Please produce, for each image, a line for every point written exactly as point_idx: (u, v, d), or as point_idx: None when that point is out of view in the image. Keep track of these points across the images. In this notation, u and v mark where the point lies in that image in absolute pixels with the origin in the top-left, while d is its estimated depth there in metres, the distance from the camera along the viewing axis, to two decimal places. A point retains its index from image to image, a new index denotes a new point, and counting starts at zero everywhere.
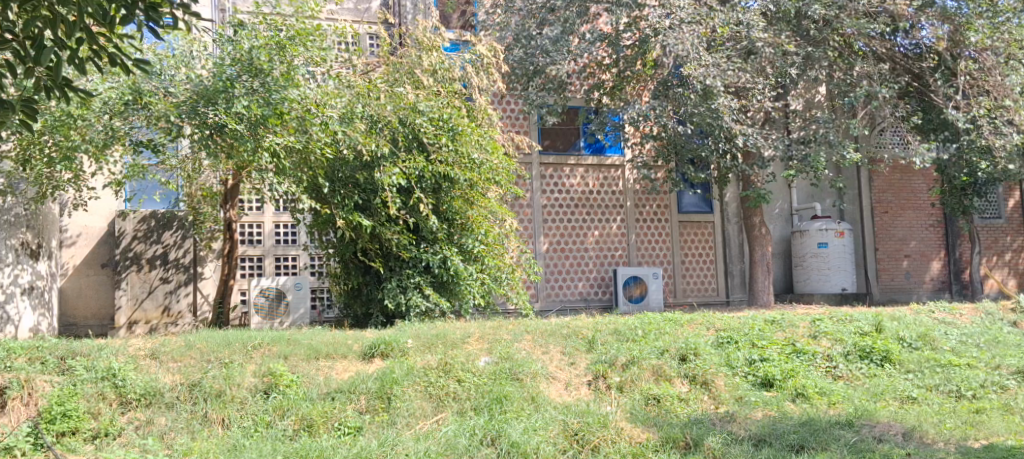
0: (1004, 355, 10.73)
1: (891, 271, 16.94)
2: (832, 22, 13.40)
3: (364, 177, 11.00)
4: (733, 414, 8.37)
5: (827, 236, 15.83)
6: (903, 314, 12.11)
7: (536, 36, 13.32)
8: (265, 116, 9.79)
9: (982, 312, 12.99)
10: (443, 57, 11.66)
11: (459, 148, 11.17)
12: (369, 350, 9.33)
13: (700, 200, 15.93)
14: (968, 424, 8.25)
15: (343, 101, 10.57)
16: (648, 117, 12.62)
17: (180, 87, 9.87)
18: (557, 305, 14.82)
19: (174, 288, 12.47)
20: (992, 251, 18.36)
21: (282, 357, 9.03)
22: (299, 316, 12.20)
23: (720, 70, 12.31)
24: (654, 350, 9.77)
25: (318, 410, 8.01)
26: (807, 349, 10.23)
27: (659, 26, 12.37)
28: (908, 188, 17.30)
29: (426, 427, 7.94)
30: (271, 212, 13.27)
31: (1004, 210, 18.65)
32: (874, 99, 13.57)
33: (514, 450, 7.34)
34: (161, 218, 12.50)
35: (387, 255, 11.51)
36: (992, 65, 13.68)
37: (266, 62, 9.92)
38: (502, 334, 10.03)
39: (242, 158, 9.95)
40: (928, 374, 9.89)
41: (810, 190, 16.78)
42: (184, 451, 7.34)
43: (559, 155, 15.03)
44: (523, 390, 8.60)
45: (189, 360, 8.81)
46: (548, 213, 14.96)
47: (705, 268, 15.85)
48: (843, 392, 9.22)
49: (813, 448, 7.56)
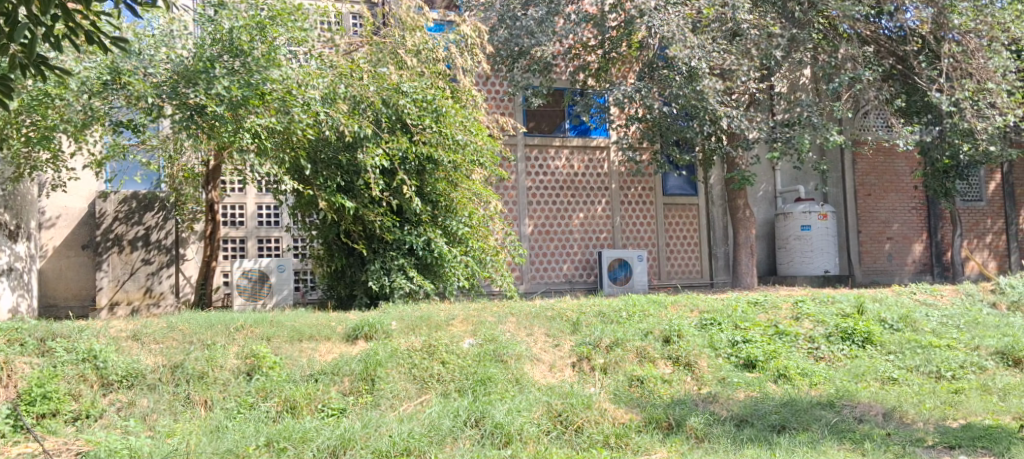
0: (984, 336, 10.82)
1: (874, 253, 17.03)
2: (817, 4, 13.40)
3: (347, 158, 10.96)
4: (715, 394, 8.45)
5: (810, 219, 15.88)
6: (884, 296, 12.24)
7: (521, 17, 13.20)
8: (246, 97, 9.70)
9: (963, 293, 13.13)
10: (427, 37, 11.58)
11: (443, 129, 11.09)
12: (353, 332, 9.33)
13: (684, 182, 15.96)
14: (947, 404, 8.31)
15: (325, 81, 10.45)
16: (633, 99, 12.61)
17: (160, 68, 9.79)
18: (543, 287, 14.83)
19: (156, 270, 12.37)
20: (973, 234, 18.49)
21: (265, 339, 9.05)
22: (282, 297, 12.18)
23: (705, 52, 12.36)
24: (638, 331, 9.83)
25: (301, 391, 7.96)
26: (789, 331, 10.33)
27: (645, 7, 12.27)
28: (890, 171, 17.39)
29: (411, 408, 7.94)
30: (253, 193, 13.20)
31: (985, 192, 18.78)
32: (858, 82, 13.59)
33: (498, 431, 7.35)
34: (142, 199, 12.42)
35: (371, 237, 11.49)
36: (975, 48, 13.59)
37: (247, 43, 9.80)
38: (487, 316, 10.07)
39: (222, 139, 9.83)
40: (909, 355, 9.96)
41: (794, 173, 16.80)
42: (167, 433, 7.30)
43: (544, 137, 14.99)
44: (507, 372, 8.61)
45: (171, 342, 8.77)
46: (533, 195, 14.95)
47: (690, 251, 15.90)
48: (824, 373, 9.28)
49: (794, 428, 7.59)
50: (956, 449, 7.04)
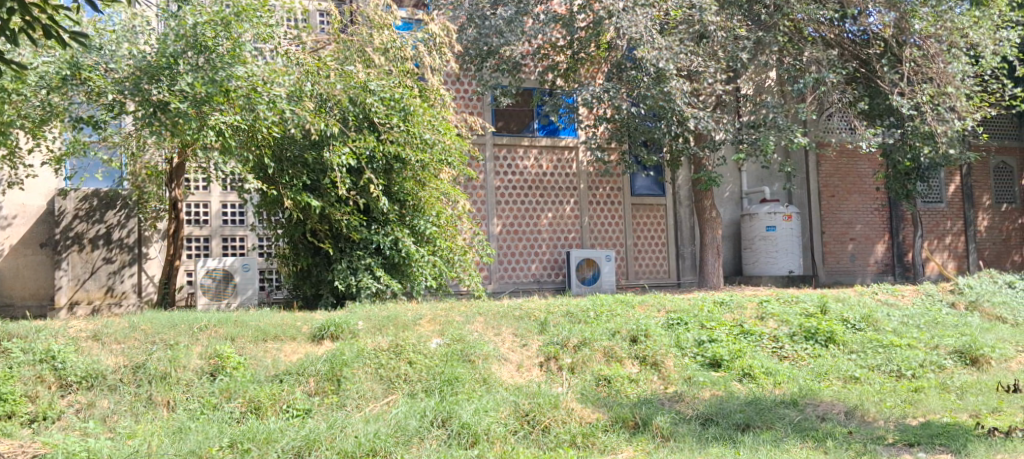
0: (942, 335, 11.01)
1: (837, 254, 17.27)
2: (783, 7, 13.58)
3: (313, 157, 10.88)
4: (681, 393, 8.51)
5: (775, 220, 16.04)
6: (847, 296, 12.41)
7: (490, 16, 13.13)
8: (211, 94, 9.55)
9: (923, 293, 13.36)
10: (395, 35, 11.51)
11: (410, 128, 11.06)
12: (319, 332, 9.26)
13: (652, 183, 16.04)
14: (907, 402, 8.42)
15: (291, 79, 10.37)
16: (602, 100, 12.66)
17: (122, 63, 9.61)
18: (511, 287, 14.83)
19: (117, 269, 12.21)
20: (934, 235, 18.80)
21: (229, 339, 8.96)
22: (246, 296, 12.06)
23: (672, 54, 12.45)
24: (606, 331, 9.87)
25: (266, 392, 7.90)
26: (754, 330, 10.45)
27: (613, 8, 12.30)
28: (854, 172, 17.62)
29: (377, 409, 7.89)
30: (218, 192, 13.05)
31: (945, 194, 19.10)
32: (822, 85, 13.77)
33: (465, 432, 7.33)
34: (103, 197, 12.22)
35: (337, 236, 11.44)
36: (936, 53, 13.83)
37: (211, 39, 9.66)
38: (455, 315, 10.06)
39: (185, 137, 9.71)
40: (871, 354, 10.11)
41: (760, 174, 16.98)
42: (128, 434, 7.20)
43: (512, 137, 15.00)
44: (475, 372, 8.58)
45: (133, 342, 8.66)
46: (501, 195, 14.94)
47: (657, 251, 16.00)
48: (788, 372, 9.37)
49: (758, 427, 7.66)
50: (915, 446, 7.14)
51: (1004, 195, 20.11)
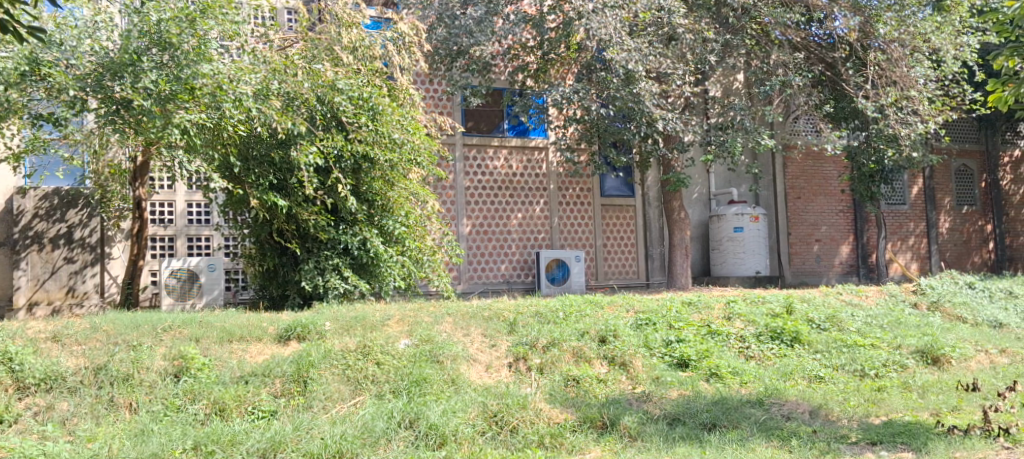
0: (905, 335, 11.14)
1: (803, 254, 17.45)
2: (750, 11, 13.86)
3: (279, 156, 10.79)
4: (649, 393, 8.54)
5: (742, 221, 16.18)
6: (812, 297, 12.58)
7: (460, 16, 13.11)
8: (175, 91, 9.48)
9: (887, 294, 13.53)
10: (364, 35, 11.43)
11: (379, 127, 11.00)
12: (285, 333, 9.17)
13: (622, 183, 16.09)
14: (870, 402, 8.50)
15: (258, 77, 10.31)
16: (572, 100, 12.66)
17: (83, 59, 9.51)
18: (480, 287, 14.80)
19: (79, 269, 12.04)
20: (897, 236, 19.05)
21: (194, 340, 8.83)
22: (212, 297, 11.93)
23: (641, 55, 12.50)
24: (575, 331, 9.89)
25: (231, 393, 7.80)
26: (720, 330, 10.52)
27: (583, 10, 12.31)
28: (820, 174, 17.82)
29: (344, 410, 7.83)
30: (183, 191, 12.88)
31: (908, 196, 19.39)
32: (788, 87, 14.02)
33: (432, 433, 7.30)
34: (64, 195, 12.02)
35: (304, 236, 11.33)
36: (899, 57, 13.93)
37: (176, 35, 9.52)
38: (423, 316, 10.01)
39: (150, 134, 9.58)
40: (835, 354, 10.21)
41: (727, 175, 17.13)
42: (87, 437, 7.08)
43: (482, 137, 14.99)
44: (443, 373, 8.54)
45: (94, 343, 8.53)
46: (471, 195, 14.91)
47: (626, 251, 16.05)
48: (754, 372, 9.43)
49: (724, 426, 7.71)
50: (878, 444, 7.22)
51: (965, 198, 20.43)
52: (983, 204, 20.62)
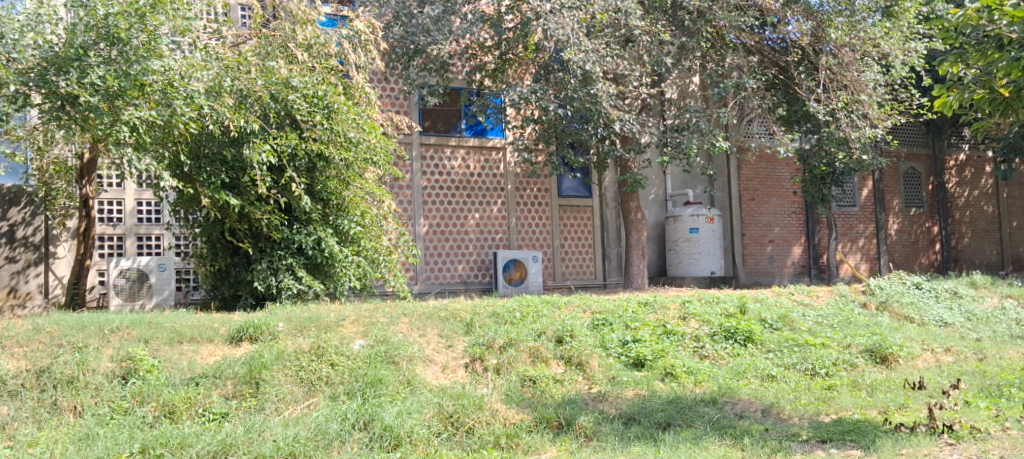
0: (855, 335, 11.30)
1: (756, 255, 17.66)
2: (705, 14, 13.79)
3: (232, 154, 10.64)
4: (604, 393, 8.55)
5: (698, 222, 16.32)
6: (765, 296, 12.74)
7: (416, 15, 13.02)
8: (124, 88, 9.27)
9: (837, 294, 13.74)
10: (319, 31, 11.25)
11: (334, 126, 10.85)
12: (237, 333, 9.01)
13: (579, 184, 16.11)
14: (821, 400, 8.62)
15: (211, 74, 10.11)
16: (530, 100, 12.65)
17: (26, 53, 9.13)
18: (437, 287, 14.74)
19: (22, 268, 11.69)
20: (848, 237, 19.36)
21: (143, 341, 8.66)
22: (162, 297, 11.72)
23: (598, 56, 12.55)
24: (532, 332, 9.88)
25: (181, 395, 7.67)
26: (676, 330, 10.58)
27: (541, 10, 12.28)
28: (773, 176, 18.05)
29: (297, 412, 7.72)
30: (133, 189, 12.62)
31: (859, 198, 19.71)
32: (743, 91, 14.17)
33: (387, 434, 7.22)
34: (7, 192, 11.67)
35: (257, 236, 11.16)
36: (850, 61, 14.11)
37: (124, 30, 9.32)
38: (379, 317, 9.92)
39: (97, 131, 9.37)
40: (786, 353, 10.32)
41: (683, 177, 17.28)
42: (29, 442, 6.89)
43: (440, 137, 14.93)
44: (398, 374, 8.47)
45: (37, 344, 8.31)
46: (428, 195, 14.84)
47: (583, 252, 16.09)
48: (708, 371, 9.51)
49: (678, 425, 7.75)
50: (827, 442, 7.31)
51: (913, 200, 20.85)
52: (930, 206, 21.05)
